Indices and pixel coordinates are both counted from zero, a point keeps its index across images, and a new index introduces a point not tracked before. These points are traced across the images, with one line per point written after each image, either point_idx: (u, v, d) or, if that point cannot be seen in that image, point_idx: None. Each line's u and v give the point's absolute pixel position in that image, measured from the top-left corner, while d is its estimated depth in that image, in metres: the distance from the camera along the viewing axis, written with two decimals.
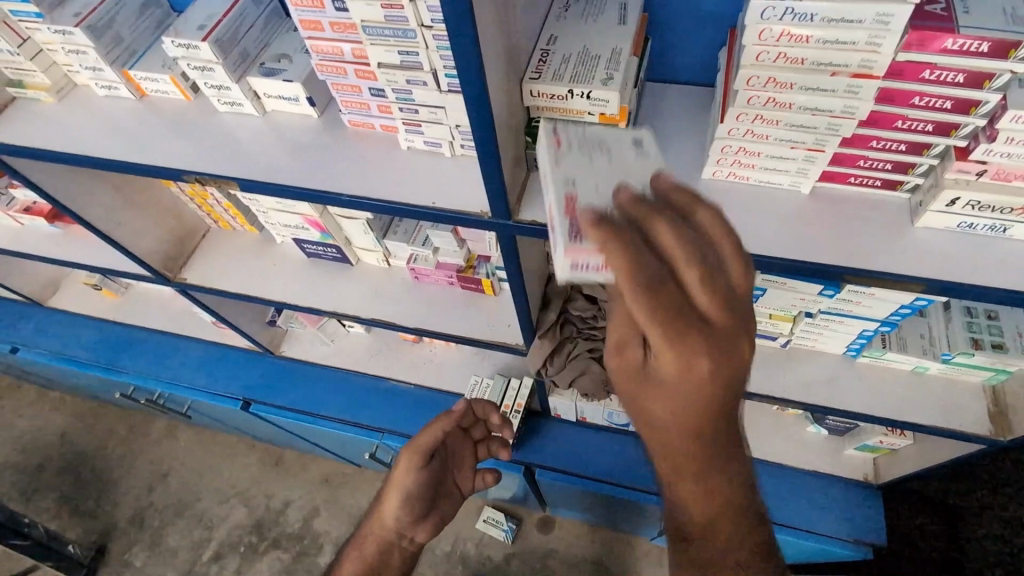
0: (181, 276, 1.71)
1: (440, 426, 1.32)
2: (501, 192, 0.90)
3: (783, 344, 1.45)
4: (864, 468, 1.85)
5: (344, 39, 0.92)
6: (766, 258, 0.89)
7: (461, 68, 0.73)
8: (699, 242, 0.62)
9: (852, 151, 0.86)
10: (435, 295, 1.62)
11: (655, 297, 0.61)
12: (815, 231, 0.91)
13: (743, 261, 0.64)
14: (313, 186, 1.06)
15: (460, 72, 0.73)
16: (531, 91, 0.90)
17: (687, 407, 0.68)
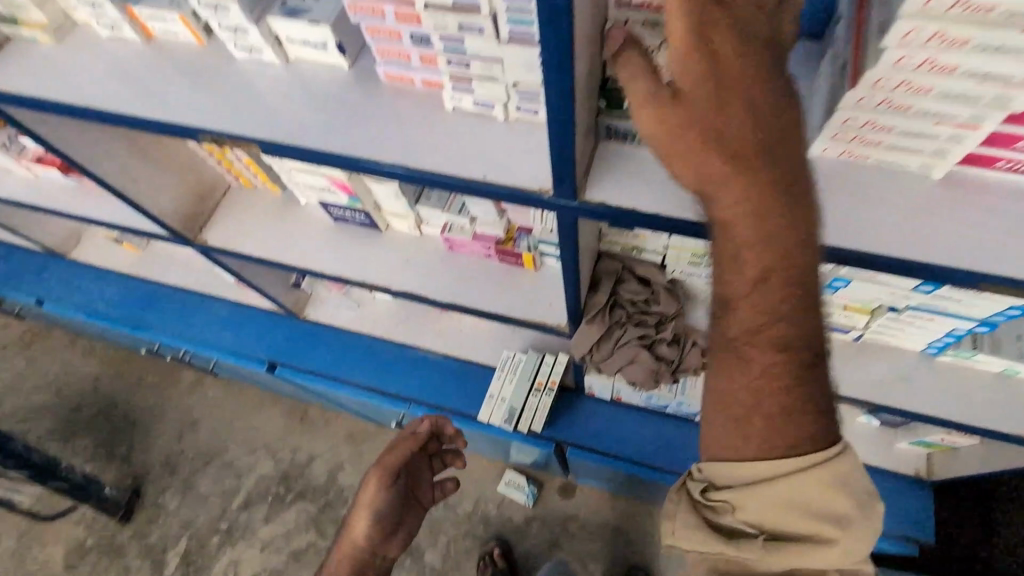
0: (202, 237, 1.61)
1: (406, 446, 1.34)
2: (570, 167, 0.76)
3: (855, 337, 1.31)
4: (917, 463, 1.72)
5: None
6: (883, 258, 0.77)
7: (543, 15, 0.57)
8: None
9: (1014, 129, 0.71)
10: (471, 268, 1.50)
11: None
12: (946, 224, 0.78)
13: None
14: (345, 152, 0.92)
15: (540, 19, 0.58)
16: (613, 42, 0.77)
17: (726, 92, 0.62)
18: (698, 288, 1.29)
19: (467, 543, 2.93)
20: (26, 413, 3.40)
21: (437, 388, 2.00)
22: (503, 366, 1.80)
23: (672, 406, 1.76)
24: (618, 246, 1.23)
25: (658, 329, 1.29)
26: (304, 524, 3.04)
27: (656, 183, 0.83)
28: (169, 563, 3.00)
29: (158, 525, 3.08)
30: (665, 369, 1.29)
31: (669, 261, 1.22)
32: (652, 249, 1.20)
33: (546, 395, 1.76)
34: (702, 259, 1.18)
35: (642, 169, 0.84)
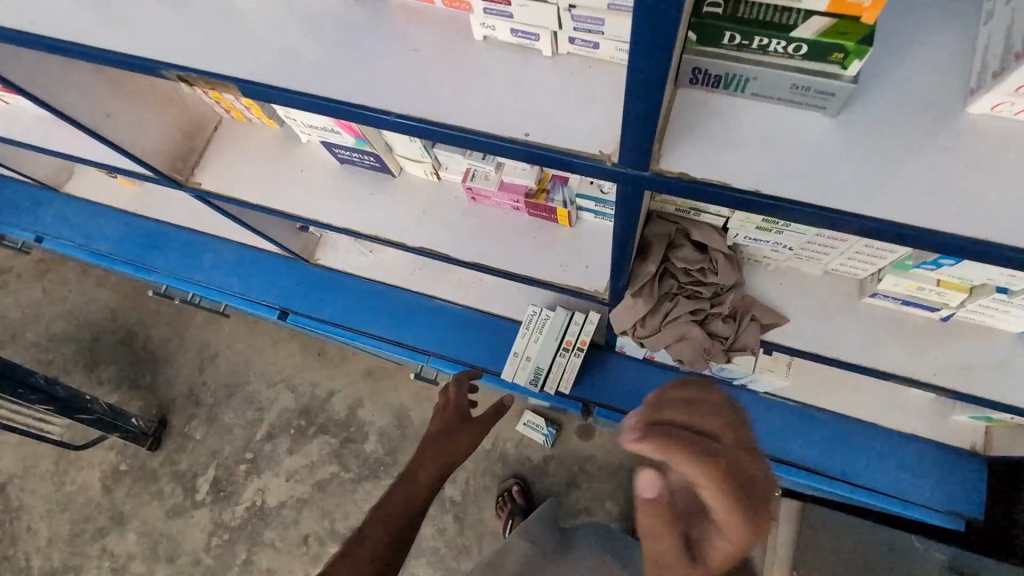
0: (195, 180, 1.43)
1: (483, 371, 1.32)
2: (648, 122, 0.58)
3: (943, 316, 1.12)
4: (973, 436, 1.60)
5: None
6: None
7: None
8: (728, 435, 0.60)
9: None
10: (496, 222, 1.32)
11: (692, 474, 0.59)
12: None
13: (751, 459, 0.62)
14: (344, 97, 0.73)
15: None
16: None
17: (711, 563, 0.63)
18: (759, 251, 1.14)
19: (486, 479, 2.98)
20: (49, 343, 3.43)
21: (457, 341, 1.89)
22: (529, 323, 1.66)
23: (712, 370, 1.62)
24: (673, 206, 1.04)
25: (713, 302, 1.13)
26: (326, 456, 3.11)
27: (759, 151, 0.68)
28: (200, 489, 3.12)
29: (187, 453, 3.18)
30: (718, 347, 1.15)
31: (732, 224, 1.04)
32: (714, 211, 1.01)
33: (575, 356, 1.64)
34: (773, 225, 1.00)
35: (741, 130, 0.69)
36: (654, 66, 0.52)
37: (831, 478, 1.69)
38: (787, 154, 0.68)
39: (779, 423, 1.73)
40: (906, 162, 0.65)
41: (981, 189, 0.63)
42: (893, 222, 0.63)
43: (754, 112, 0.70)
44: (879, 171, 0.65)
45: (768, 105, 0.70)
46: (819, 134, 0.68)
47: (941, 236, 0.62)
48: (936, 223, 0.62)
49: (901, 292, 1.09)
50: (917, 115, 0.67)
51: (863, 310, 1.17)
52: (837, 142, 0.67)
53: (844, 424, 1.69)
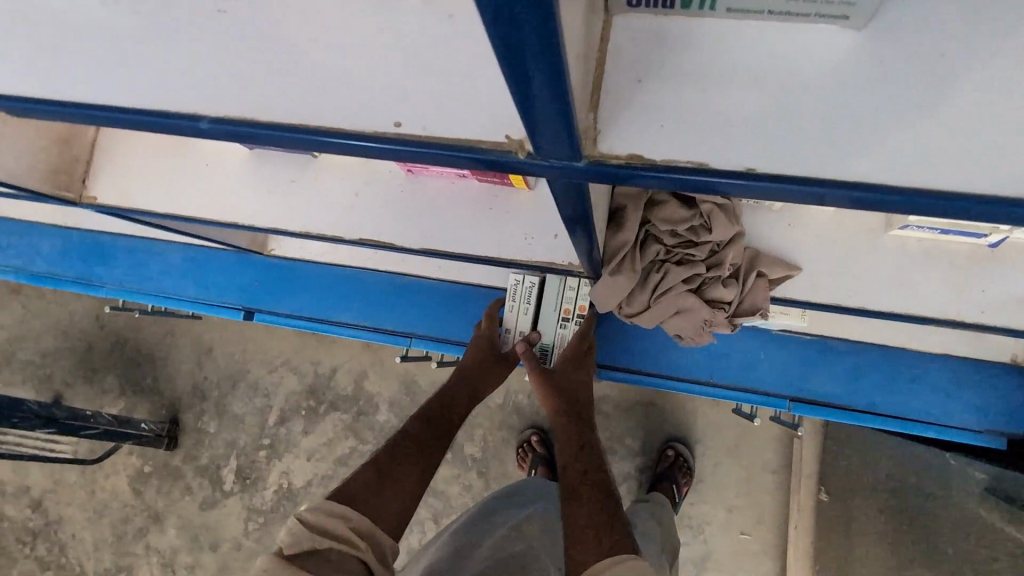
0: (89, 195, 1.22)
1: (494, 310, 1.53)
2: (563, 89, 0.36)
3: (993, 242, 0.91)
4: (1014, 348, 1.46)
5: None
6: None
7: None
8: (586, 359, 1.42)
9: None
10: (442, 194, 1.10)
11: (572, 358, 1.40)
12: None
13: (583, 374, 1.39)
14: (141, 105, 0.51)
15: None
16: None
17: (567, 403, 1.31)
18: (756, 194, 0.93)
19: (503, 434, 2.94)
20: (42, 359, 3.34)
21: (437, 317, 1.73)
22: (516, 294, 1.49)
23: None
24: None
25: (710, 262, 0.93)
26: (342, 432, 3.08)
27: (747, 103, 0.45)
28: (226, 479, 3.13)
29: (205, 448, 3.16)
30: (720, 316, 0.96)
31: None
32: None
33: (573, 326, 1.46)
34: None
35: (713, 74, 0.46)
36: (552, 2, 0.30)
37: (857, 411, 1.52)
38: (787, 103, 0.45)
39: (795, 359, 1.56)
40: (959, 96, 0.43)
41: None
42: (952, 190, 0.43)
43: (732, 38, 0.46)
44: (919, 113, 0.44)
45: (756, 24, 0.46)
46: (830, 63, 0.45)
47: (1018, 203, 0.42)
48: (1008, 186, 0.42)
49: (939, 222, 0.87)
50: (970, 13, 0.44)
51: (892, 243, 0.95)
52: (862, 69, 0.45)
53: (869, 351, 1.52)
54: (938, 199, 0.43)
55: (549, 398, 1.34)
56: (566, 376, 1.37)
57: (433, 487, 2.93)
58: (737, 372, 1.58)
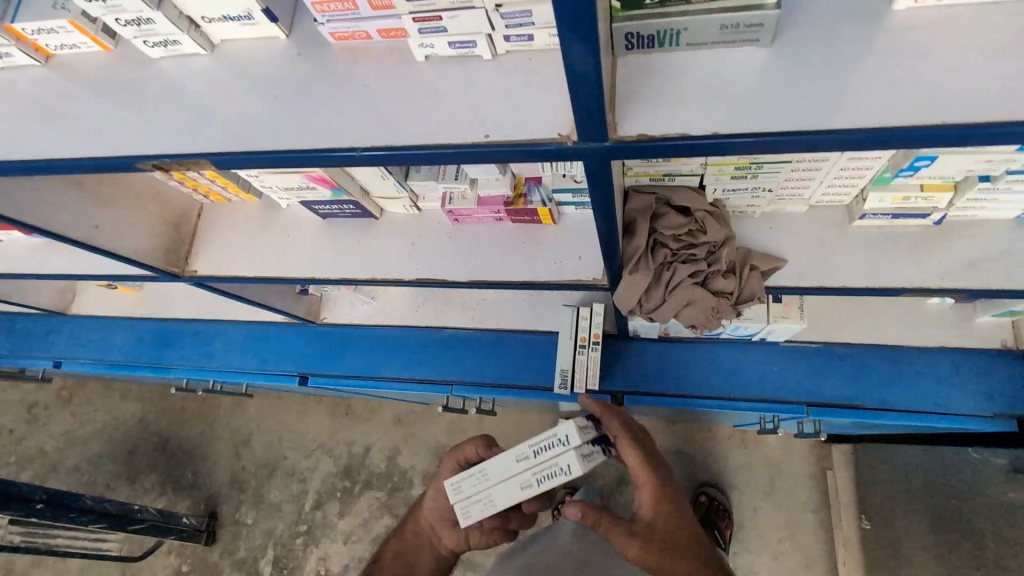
0: (191, 269, 1.45)
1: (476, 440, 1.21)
2: (595, 109, 0.59)
3: (937, 220, 1.13)
4: (1001, 334, 1.60)
5: None
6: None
7: None
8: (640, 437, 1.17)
9: None
10: (482, 236, 1.35)
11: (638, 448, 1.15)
12: None
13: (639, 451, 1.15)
14: (325, 144, 0.72)
15: None
16: None
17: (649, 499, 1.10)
18: (740, 202, 1.16)
19: None
20: (87, 465, 3.44)
21: (475, 364, 1.90)
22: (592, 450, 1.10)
23: (728, 331, 1.62)
24: (648, 177, 1.08)
25: (710, 260, 1.14)
26: (378, 511, 3.08)
27: (710, 103, 0.64)
28: (263, 572, 3.08)
29: (242, 540, 3.15)
30: (725, 303, 1.16)
31: (708, 179, 1.07)
32: (688, 171, 1.05)
33: (592, 351, 1.63)
34: (748, 168, 1.03)
35: (681, 84, 0.65)
36: (580, 49, 0.52)
37: (871, 410, 1.63)
38: (737, 92, 0.64)
39: (807, 368, 1.70)
40: (852, 73, 0.62)
41: (928, 69, 0.61)
42: (866, 128, 0.59)
43: (693, 60, 0.66)
44: (832, 86, 0.62)
45: (708, 51, 0.66)
46: (762, 67, 0.64)
47: (902, 129, 0.59)
48: (900, 116, 0.59)
49: (890, 206, 1.10)
50: (850, 23, 0.65)
51: (857, 232, 1.17)
52: (783, 68, 0.64)
53: (873, 353, 1.66)
54: (861, 131, 0.59)
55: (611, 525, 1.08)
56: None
57: (472, 560, 2.88)
58: (755, 383, 1.72)
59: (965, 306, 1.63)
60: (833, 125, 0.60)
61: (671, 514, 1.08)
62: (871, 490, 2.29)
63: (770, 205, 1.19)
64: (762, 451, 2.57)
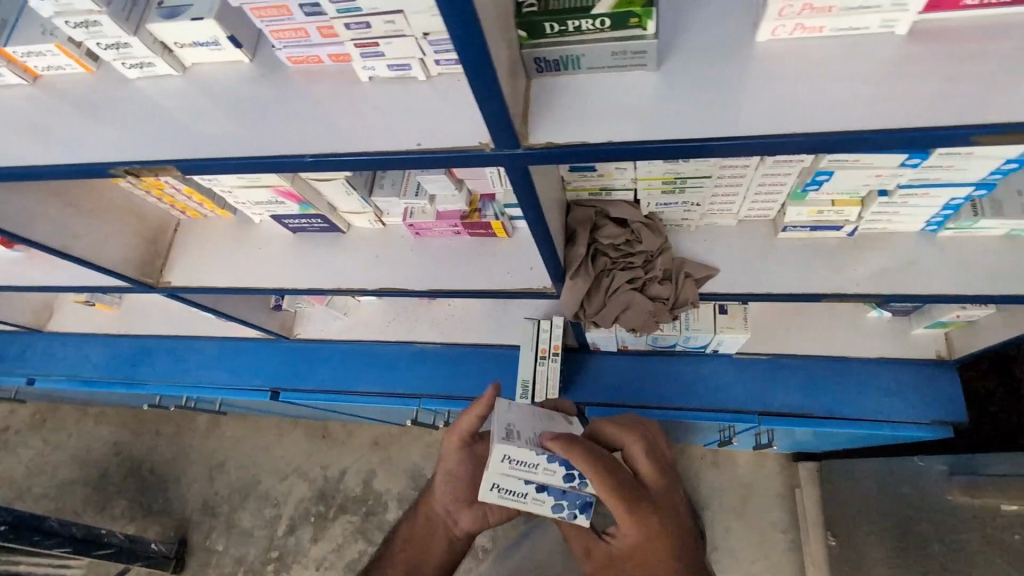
0: (165, 280, 1.53)
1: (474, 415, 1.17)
2: (504, 122, 0.69)
3: (850, 232, 1.24)
4: (936, 345, 1.70)
5: None
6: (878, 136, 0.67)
7: None
8: (613, 463, 0.99)
9: None
10: (442, 249, 1.44)
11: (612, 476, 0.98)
12: (947, 71, 0.69)
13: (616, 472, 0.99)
14: (279, 152, 0.82)
15: None
16: None
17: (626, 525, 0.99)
18: (675, 215, 1.26)
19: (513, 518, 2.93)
20: (56, 491, 3.38)
21: (444, 377, 1.96)
22: (524, 491, 1.06)
23: (681, 343, 1.70)
24: (586, 192, 1.18)
25: (647, 269, 1.25)
26: (352, 536, 3.05)
27: (605, 120, 0.74)
28: None
29: (212, 568, 3.09)
30: (661, 308, 1.27)
31: (641, 193, 1.18)
32: (621, 185, 1.16)
33: (552, 362, 1.69)
34: (674, 184, 1.14)
35: (582, 103, 0.76)
36: (481, 74, 0.62)
37: (818, 418, 1.71)
38: (629, 111, 0.75)
39: (757, 379, 1.78)
40: (720, 95, 0.73)
41: (786, 92, 0.71)
42: (733, 140, 0.70)
43: (592, 84, 0.77)
44: (704, 106, 0.73)
45: (604, 74, 0.77)
46: (649, 89, 0.75)
47: (762, 140, 0.70)
48: (760, 129, 0.70)
49: (807, 220, 1.21)
50: (723, 49, 0.75)
51: (782, 243, 1.28)
52: (666, 91, 0.75)
53: (818, 364, 1.75)
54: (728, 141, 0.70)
55: (576, 532, 1.09)
56: (663, 502, 1.03)
57: None
58: (710, 393, 1.79)
59: (901, 319, 1.73)
60: (705, 137, 0.71)
61: (636, 557, 0.99)
62: (834, 505, 2.34)
63: (703, 219, 1.30)
64: (731, 469, 2.62)
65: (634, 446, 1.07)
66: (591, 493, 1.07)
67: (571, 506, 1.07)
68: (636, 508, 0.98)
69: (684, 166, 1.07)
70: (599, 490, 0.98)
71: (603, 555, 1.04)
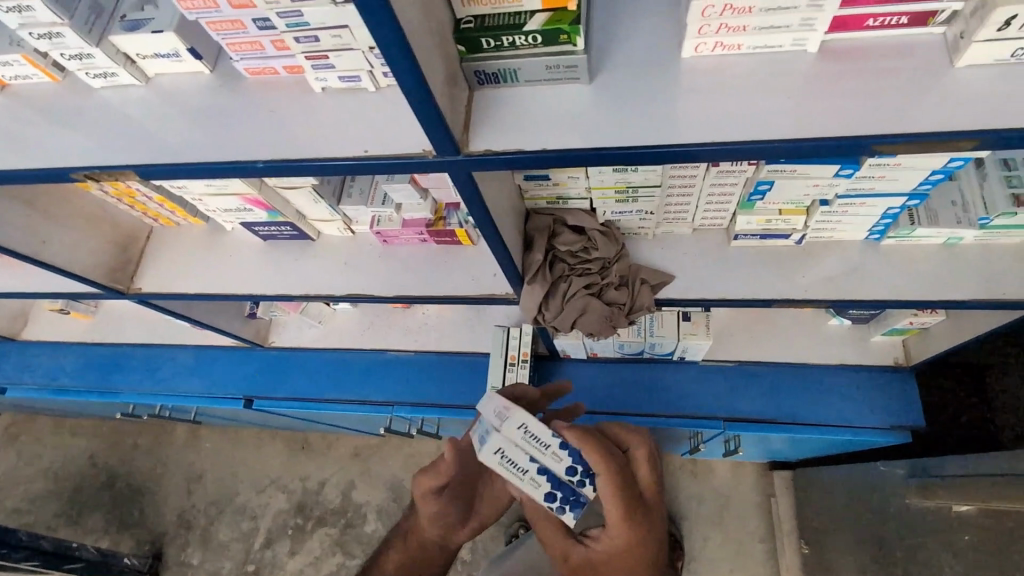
0: (135, 287, 1.55)
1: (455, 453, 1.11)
2: (441, 131, 0.73)
3: (798, 240, 1.29)
4: (894, 352, 1.75)
5: None
6: (790, 145, 0.72)
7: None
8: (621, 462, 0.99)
9: (858, 11, 0.73)
10: (409, 256, 1.47)
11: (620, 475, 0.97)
12: (853, 86, 0.74)
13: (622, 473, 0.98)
14: (233, 158, 0.86)
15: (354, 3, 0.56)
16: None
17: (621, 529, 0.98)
18: (632, 223, 1.30)
19: (492, 529, 2.92)
20: (29, 504, 3.33)
21: (417, 385, 1.98)
22: (525, 467, 1.04)
23: (647, 350, 1.73)
24: (544, 201, 1.23)
25: (603, 275, 1.30)
26: (329, 549, 3.03)
27: (540, 129, 0.79)
28: None
29: None
30: (618, 313, 1.32)
31: (596, 202, 1.22)
32: (576, 194, 1.20)
33: (522, 368, 1.71)
34: (626, 193, 1.17)
35: (520, 113, 0.80)
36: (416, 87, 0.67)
37: (781, 424, 1.75)
38: (563, 120, 0.79)
39: (723, 386, 1.81)
40: (646, 108, 0.77)
41: (707, 105, 0.76)
42: (658, 148, 0.75)
43: (531, 95, 0.82)
44: (632, 118, 0.77)
45: (541, 87, 0.81)
46: (583, 101, 0.80)
47: (683, 148, 0.74)
48: (682, 138, 0.75)
49: (756, 228, 1.26)
50: (652, 64, 0.80)
51: (735, 251, 1.32)
52: (598, 102, 0.79)
53: (780, 372, 1.79)
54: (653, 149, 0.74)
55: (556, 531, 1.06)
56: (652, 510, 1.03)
57: None
58: (678, 400, 1.82)
59: (860, 327, 1.78)
60: (632, 145, 0.75)
61: (620, 561, 0.99)
62: (806, 513, 2.37)
63: (659, 228, 1.34)
64: (708, 479, 2.63)
65: (638, 452, 1.04)
66: (585, 494, 1.04)
67: (563, 501, 1.03)
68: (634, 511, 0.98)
69: (634, 175, 1.11)
70: (605, 486, 0.96)
71: (581, 558, 1.03)
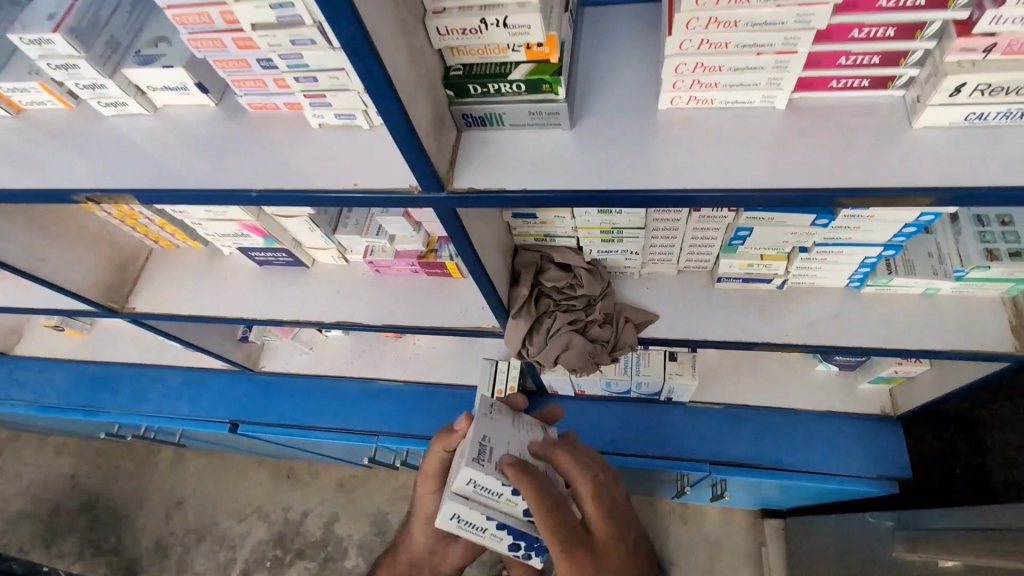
0: (130, 306, 1.57)
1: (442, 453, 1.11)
2: (427, 169, 0.77)
3: (780, 285, 1.31)
4: (881, 401, 1.75)
5: (223, 28, 0.79)
6: (757, 195, 0.75)
7: (345, 48, 0.60)
8: (556, 498, 0.93)
9: (821, 73, 0.78)
10: (400, 285, 1.50)
11: (554, 512, 0.93)
12: (819, 141, 0.78)
13: (558, 509, 0.93)
14: (229, 186, 0.90)
15: (346, 54, 0.61)
16: (450, 50, 0.80)
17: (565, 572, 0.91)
18: (618, 261, 1.32)
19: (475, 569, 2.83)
20: (4, 524, 3.25)
21: (404, 415, 1.97)
22: (484, 526, 0.99)
23: (634, 389, 1.73)
24: (532, 237, 1.26)
25: (587, 312, 1.33)
26: None
27: (522, 170, 0.83)
28: None
29: None
30: (600, 350, 1.33)
31: (582, 241, 1.25)
32: (563, 233, 1.23)
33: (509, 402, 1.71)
34: (612, 233, 1.20)
35: (505, 155, 0.85)
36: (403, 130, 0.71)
37: (769, 469, 1.72)
38: (545, 163, 0.83)
39: (710, 429, 1.80)
40: (622, 155, 0.81)
41: (681, 155, 0.80)
42: (633, 192, 0.78)
43: (514, 138, 0.86)
44: (609, 163, 0.81)
45: (526, 130, 0.86)
46: (564, 145, 0.84)
47: (656, 194, 0.78)
48: (655, 184, 0.78)
49: (739, 271, 1.29)
50: (630, 113, 0.85)
51: (719, 293, 1.35)
52: (578, 147, 0.84)
53: (767, 416, 1.79)
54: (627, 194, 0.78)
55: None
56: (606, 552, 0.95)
57: None
58: (665, 442, 1.81)
59: (848, 374, 1.79)
60: (608, 188, 0.79)
61: None
62: (797, 564, 2.31)
63: (644, 268, 1.37)
64: (698, 525, 2.57)
65: (583, 487, 0.99)
66: None
67: (529, 547, 1.03)
68: (572, 551, 0.91)
69: (618, 218, 1.14)
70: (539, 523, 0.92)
71: None
